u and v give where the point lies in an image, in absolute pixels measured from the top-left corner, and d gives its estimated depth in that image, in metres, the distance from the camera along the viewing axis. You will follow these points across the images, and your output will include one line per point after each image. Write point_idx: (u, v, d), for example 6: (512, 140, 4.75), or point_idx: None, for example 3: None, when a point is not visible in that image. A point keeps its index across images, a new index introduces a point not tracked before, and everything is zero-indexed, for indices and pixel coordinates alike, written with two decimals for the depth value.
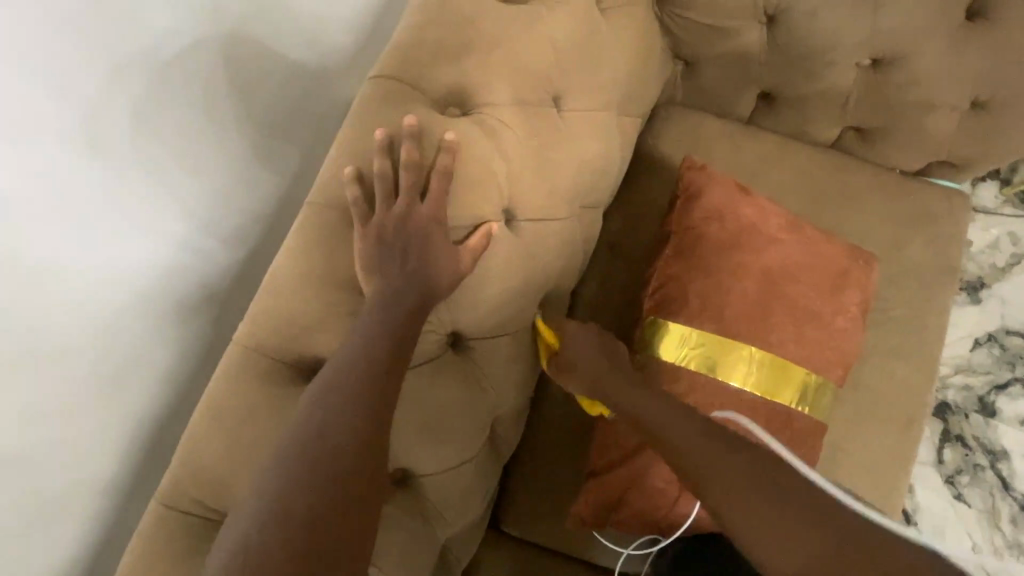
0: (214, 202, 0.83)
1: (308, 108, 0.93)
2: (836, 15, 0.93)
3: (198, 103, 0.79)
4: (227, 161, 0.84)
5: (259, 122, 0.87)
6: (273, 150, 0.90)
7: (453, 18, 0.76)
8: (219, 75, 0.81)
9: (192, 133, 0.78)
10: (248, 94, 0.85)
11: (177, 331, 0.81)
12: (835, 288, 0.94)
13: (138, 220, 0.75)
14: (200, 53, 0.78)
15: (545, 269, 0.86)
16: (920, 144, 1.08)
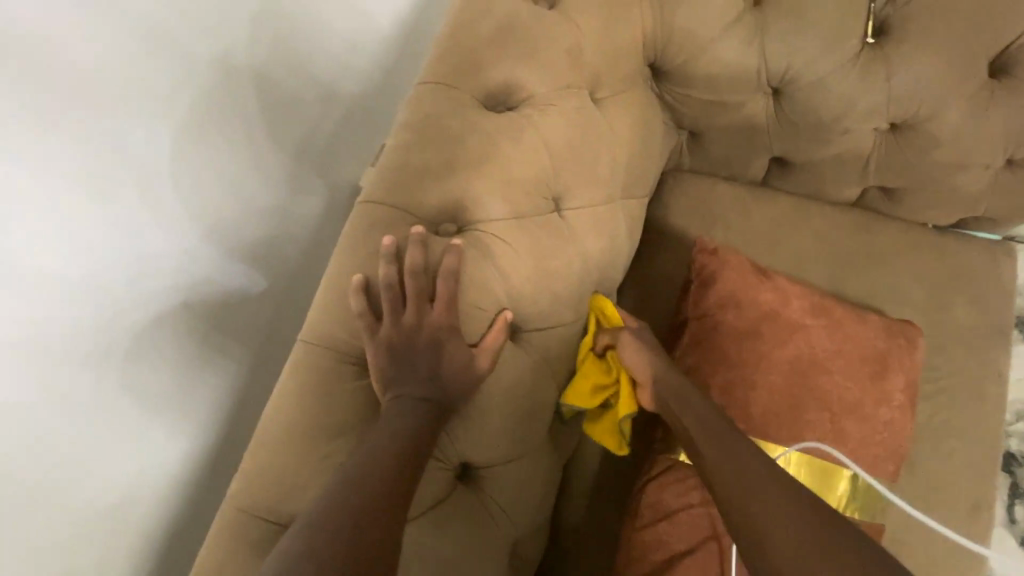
0: (222, 247, 0.89)
1: (310, 158, 1.02)
2: (846, 85, 0.88)
3: (203, 147, 0.84)
4: (225, 253, 0.90)
5: (261, 169, 0.94)
6: (274, 198, 0.97)
7: (441, 134, 0.74)
8: (215, 161, 0.86)
9: (195, 177, 0.84)
10: (246, 186, 0.92)
11: (186, 380, 0.87)
12: (873, 374, 0.86)
13: (150, 262, 0.80)
14: (205, 153, 0.84)
15: (554, 379, 0.81)
16: (952, 202, 1.01)
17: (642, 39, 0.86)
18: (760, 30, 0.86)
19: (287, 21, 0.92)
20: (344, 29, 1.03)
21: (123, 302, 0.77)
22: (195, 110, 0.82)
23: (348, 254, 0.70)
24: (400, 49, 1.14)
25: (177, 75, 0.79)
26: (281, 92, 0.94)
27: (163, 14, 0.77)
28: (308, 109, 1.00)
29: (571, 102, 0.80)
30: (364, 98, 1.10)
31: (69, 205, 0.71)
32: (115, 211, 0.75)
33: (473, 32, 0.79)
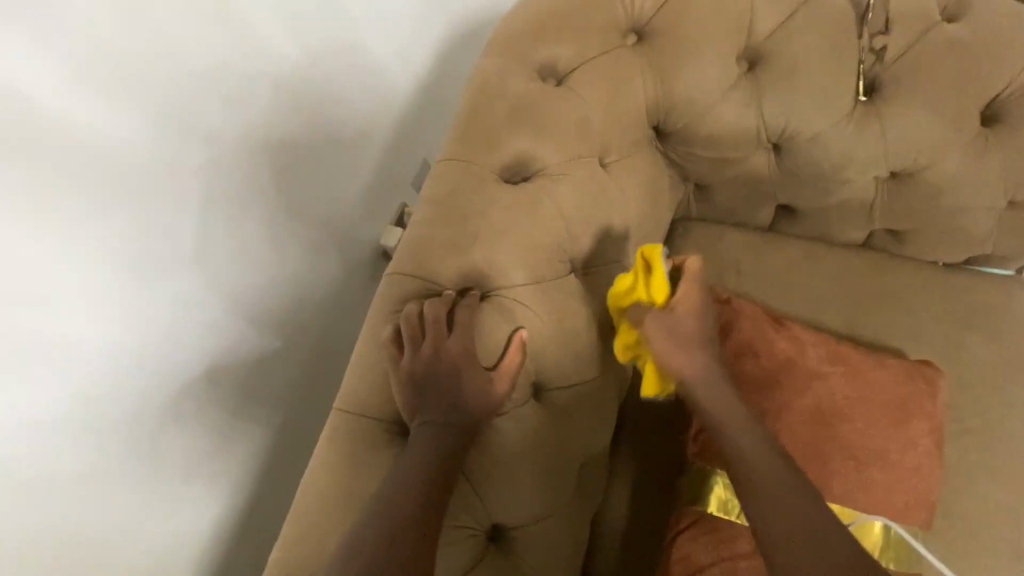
0: (262, 305, 0.96)
1: (340, 215, 1.10)
2: (844, 138, 0.93)
3: (249, 219, 0.91)
4: (254, 317, 0.95)
5: (297, 232, 1.01)
6: (307, 258, 1.04)
7: (461, 207, 0.79)
8: (250, 232, 0.92)
9: (241, 246, 0.91)
10: (278, 254, 0.98)
11: (215, 441, 0.91)
12: (895, 418, 0.88)
13: (202, 328, 0.87)
14: (242, 224, 0.90)
15: (580, 435, 0.83)
16: (959, 242, 1.04)
17: (645, 106, 0.92)
18: (757, 93, 0.92)
19: (325, 98, 1.00)
20: (370, 101, 1.11)
21: (177, 365, 0.84)
22: (243, 188, 0.89)
23: (377, 324, 0.74)
24: (417, 109, 1.23)
25: (228, 159, 0.85)
26: (315, 167, 1.02)
27: (219, 107, 0.82)
28: (337, 181, 1.08)
29: (582, 170, 0.85)
30: (386, 165, 1.19)
31: (134, 287, 0.77)
32: (173, 286, 0.81)
33: (486, 110, 0.85)
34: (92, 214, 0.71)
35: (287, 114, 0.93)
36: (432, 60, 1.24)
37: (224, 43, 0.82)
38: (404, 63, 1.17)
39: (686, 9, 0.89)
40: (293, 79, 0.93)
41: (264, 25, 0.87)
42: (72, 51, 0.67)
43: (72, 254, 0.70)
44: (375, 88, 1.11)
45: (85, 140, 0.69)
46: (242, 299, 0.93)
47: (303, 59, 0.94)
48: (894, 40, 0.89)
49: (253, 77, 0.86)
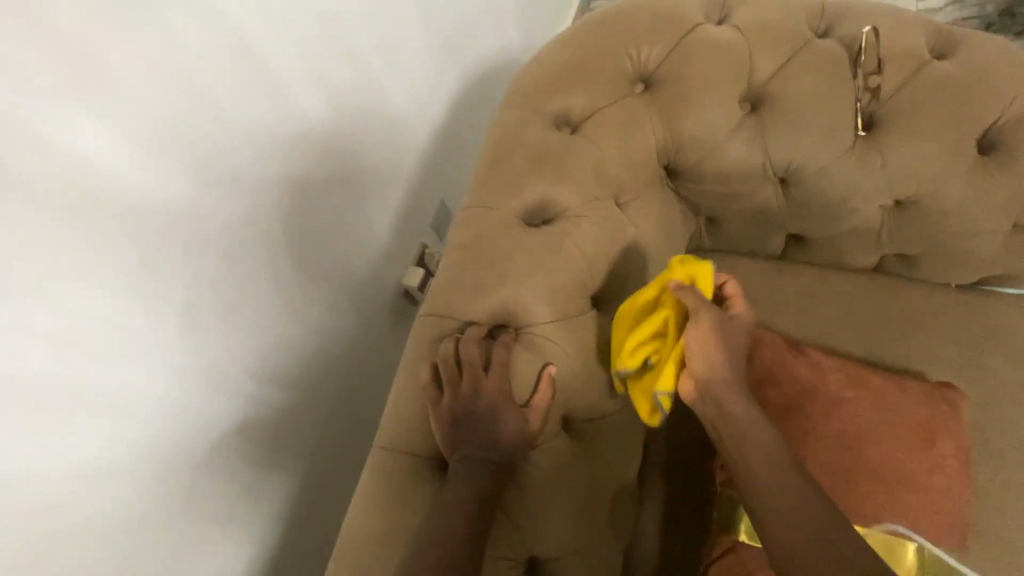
0: (292, 346, 1.03)
1: (364, 259, 1.17)
2: (847, 171, 0.98)
3: (278, 267, 0.97)
4: (284, 358, 1.01)
5: (324, 278, 1.07)
6: (331, 300, 1.10)
7: (488, 250, 0.84)
8: (282, 278, 0.98)
9: (270, 294, 0.96)
10: (308, 296, 1.04)
11: (242, 473, 0.97)
12: (920, 442, 0.89)
13: (229, 371, 0.91)
14: (273, 272, 0.97)
15: (611, 467, 0.85)
16: (969, 264, 1.06)
17: (655, 148, 0.98)
18: (761, 132, 0.97)
19: (348, 153, 1.06)
20: (393, 150, 1.18)
21: (206, 408, 0.88)
22: (272, 239, 0.95)
23: (413, 364, 0.78)
24: (431, 156, 1.31)
25: (259, 213, 0.91)
26: (343, 213, 1.09)
27: (253, 168, 0.88)
28: (364, 225, 1.16)
29: (600, 211, 0.90)
30: (406, 210, 1.27)
31: (172, 338, 0.81)
32: (206, 334, 0.86)
33: (508, 158, 0.91)
34: (139, 274, 0.75)
35: (320, 167, 1.01)
36: (444, 111, 1.32)
37: (262, 109, 0.87)
38: (420, 114, 1.24)
39: (690, 59, 0.95)
40: (320, 137, 1.00)
41: (297, 90, 0.93)
42: (133, 126, 0.71)
43: (120, 314, 0.74)
44: (394, 140, 1.18)
45: (138, 207, 0.74)
46: (267, 343, 0.98)
47: (330, 118, 1.01)
48: (889, 78, 0.95)
49: (284, 138, 0.92)
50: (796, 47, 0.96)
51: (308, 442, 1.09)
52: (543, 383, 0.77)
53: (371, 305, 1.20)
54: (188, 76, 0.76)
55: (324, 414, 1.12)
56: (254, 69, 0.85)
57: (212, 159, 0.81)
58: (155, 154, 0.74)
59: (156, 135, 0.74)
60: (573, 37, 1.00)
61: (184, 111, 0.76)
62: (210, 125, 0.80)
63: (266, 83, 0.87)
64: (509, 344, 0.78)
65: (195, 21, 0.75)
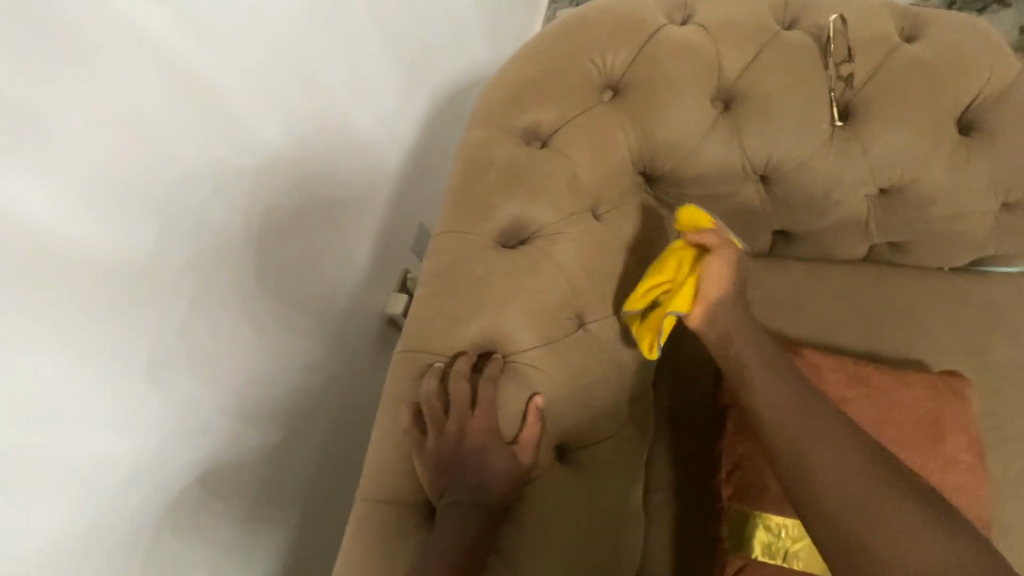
0: (270, 390, 0.98)
1: (344, 289, 1.13)
2: (828, 163, 0.95)
3: (251, 310, 0.92)
4: (261, 404, 0.96)
5: (302, 314, 1.03)
6: (311, 337, 1.06)
7: (463, 278, 0.80)
8: (256, 319, 0.94)
9: (246, 338, 0.92)
10: (285, 336, 1.00)
11: (222, 531, 0.91)
12: (931, 439, 0.85)
13: (209, 422, 0.87)
14: (245, 316, 0.91)
15: (613, 493, 0.80)
16: (961, 248, 1.04)
17: (629, 155, 0.94)
18: (737, 131, 0.94)
19: (316, 182, 1.02)
20: (365, 174, 1.14)
21: (186, 464, 0.84)
22: (245, 278, 0.90)
23: (393, 405, 0.73)
24: (405, 176, 1.27)
25: (229, 254, 0.86)
26: (317, 245, 1.05)
27: (219, 208, 0.83)
28: (341, 254, 1.11)
29: (577, 227, 0.87)
30: (385, 234, 1.23)
31: (144, 397, 0.76)
32: (182, 387, 0.81)
33: (476, 179, 0.87)
34: (104, 333, 0.70)
35: (287, 198, 0.96)
36: (414, 129, 1.28)
37: (217, 143, 0.82)
38: (389, 135, 1.20)
39: (656, 62, 0.92)
40: (286, 168, 0.95)
41: (258, 123, 0.88)
42: (82, 177, 0.66)
43: (83, 379, 0.69)
44: (364, 164, 1.14)
45: (84, 259, 0.67)
46: (247, 387, 0.93)
47: (294, 148, 0.96)
48: (860, 66, 0.93)
49: (250, 175, 0.88)
50: (763, 42, 0.93)
51: (299, 487, 1.05)
52: (532, 417, 0.73)
53: (353, 337, 1.15)
54: (136, 119, 0.71)
55: (311, 458, 1.07)
56: (211, 107, 0.80)
57: (171, 204, 0.76)
58: (109, 204, 0.69)
59: (108, 184, 0.69)
60: (534, 48, 0.97)
61: (136, 156, 0.71)
62: (165, 168, 0.75)
63: (225, 120, 0.83)
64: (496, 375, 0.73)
65: (141, 62, 0.71)
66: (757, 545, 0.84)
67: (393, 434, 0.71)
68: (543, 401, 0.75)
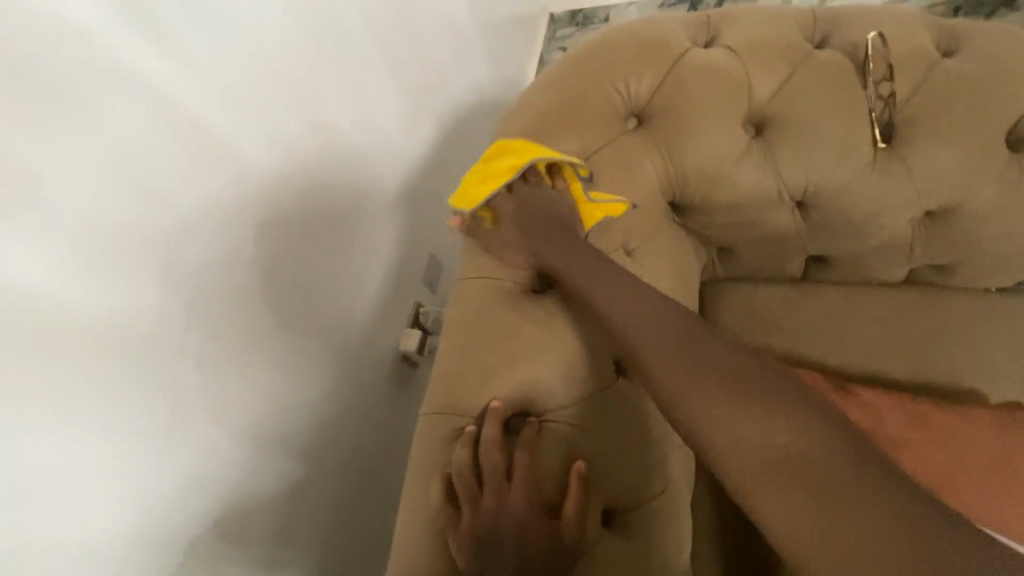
0: (283, 446, 0.91)
1: (355, 330, 1.07)
2: (870, 186, 0.89)
3: (261, 362, 0.86)
4: (273, 462, 0.90)
5: (313, 359, 0.97)
6: (324, 388, 0.99)
7: (491, 328, 0.74)
8: (265, 372, 0.87)
9: (259, 393, 0.86)
10: (297, 385, 0.93)
11: None
12: (1008, 484, 0.77)
13: (217, 486, 0.80)
14: (253, 368, 0.84)
15: (665, 564, 0.72)
16: (1011, 267, 0.98)
17: (657, 185, 0.89)
18: (771, 156, 0.89)
19: (323, 220, 0.97)
20: (373, 204, 1.09)
21: (196, 536, 0.77)
22: (250, 326, 0.83)
23: (423, 475, 0.67)
24: (412, 207, 1.22)
25: (233, 302, 0.80)
26: (329, 284, 1.00)
27: (220, 256, 0.77)
28: (353, 292, 1.06)
29: None
30: (395, 267, 1.18)
31: (144, 467, 0.69)
32: (188, 453, 0.75)
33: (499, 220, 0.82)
34: (105, 403, 0.64)
35: (295, 238, 0.91)
36: (418, 158, 1.23)
37: (218, 185, 0.76)
38: (395, 167, 1.15)
39: (684, 87, 0.87)
40: (291, 209, 0.90)
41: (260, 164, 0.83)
42: (77, 237, 0.60)
43: (84, 458, 0.62)
44: (372, 196, 1.09)
45: (78, 323, 0.61)
46: (258, 445, 0.86)
47: (300, 187, 0.91)
48: (900, 84, 0.88)
49: (251, 218, 0.82)
50: (795, 62, 0.89)
51: (314, 547, 0.98)
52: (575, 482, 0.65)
53: (369, 381, 1.09)
54: (134, 169, 0.65)
55: (326, 514, 1.01)
56: (210, 151, 0.75)
57: (170, 257, 0.70)
58: (106, 263, 0.63)
59: (104, 241, 0.63)
60: (552, 77, 0.92)
61: (134, 209, 0.65)
62: (164, 219, 0.69)
63: (226, 164, 0.77)
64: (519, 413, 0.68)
65: (138, 109, 0.65)
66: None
67: (424, 508, 0.65)
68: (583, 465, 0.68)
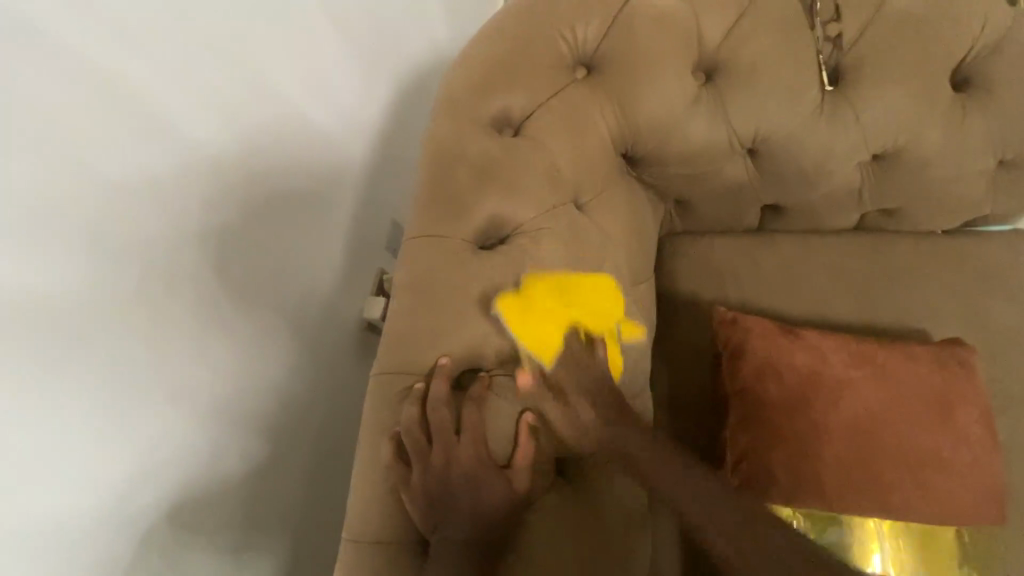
0: (242, 419, 0.89)
1: (315, 300, 1.03)
2: (819, 131, 0.89)
3: (215, 335, 0.82)
4: (231, 437, 0.87)
5: (268, 330, 0.93)
6: (284, 361, 0.96)
7: (439, 288, 0.73)
8: (215, 344, 0.83)
9: (214, 365, 0.82)
10: (250, 355, 0.90)
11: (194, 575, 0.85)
12: (943, 417, 0.80)
13: (176, 464, 0.78)
14: (201, 339, 0.80)
15: (619, 509, 0.75)
16: (956, 208, 1.00)
17: (609, 137, 0.87)
18: (721, 103, 0.88)
19: (274, 183, 0.91)
20: (327, 164, 1.03)
21: (157, 512, 0.76)
22: (199, 302, 0.79)
23: (371, 436, 0.66)
24: (372, 173, 1.17)
25: (179, 277, 0.75)
26: (283, 251, 0.95)
27: (161, 229, 0.72)
28: (309, 261, 1.02)
29: (559, 221, 0.80)
30: (356, 232, 1.13)
31: (87, 445, 0.66)
32: (140, 431, 0.72)
33: (446, 176, 0.79)
34: (35, 379, 0.60)
35: (244, 201, 0.86)
36: (375, 121, 1.16)
37: (150, 146, 0.70)
38: (349, 131, 1.09)
39: (632, 33, 0.85)
40: (239, 177, 0.84)
41: (199, 128, 0.76)
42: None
43: (20, 437, 0.60)
44: (325, 158, 1.02)
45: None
46: (216, 422, 0.84)
47: (247, 151, 0.85)
48: (849, 23, 0.86)
49: (194, 188, 0.76)
50: (744, 5, 0.86)
51: (280, 515, 0.98)
52: (525, 435, 0.67)
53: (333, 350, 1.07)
54: (49, 135, 0.60)
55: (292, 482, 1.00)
56: (138, 113, 0.69)
57: (99, 229, 0.65)
58: (27, 235, 0.58)
59: (22, 212, 0.58)
60: (497, 26, 0.88)
61: (51, 179, 0.60)
62: (89, 191, 0.64)
63: (159, 128, 0.71)
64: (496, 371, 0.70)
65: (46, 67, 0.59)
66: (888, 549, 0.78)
67: (374, 468, 0.65)
68: (533, 419, 0.69)
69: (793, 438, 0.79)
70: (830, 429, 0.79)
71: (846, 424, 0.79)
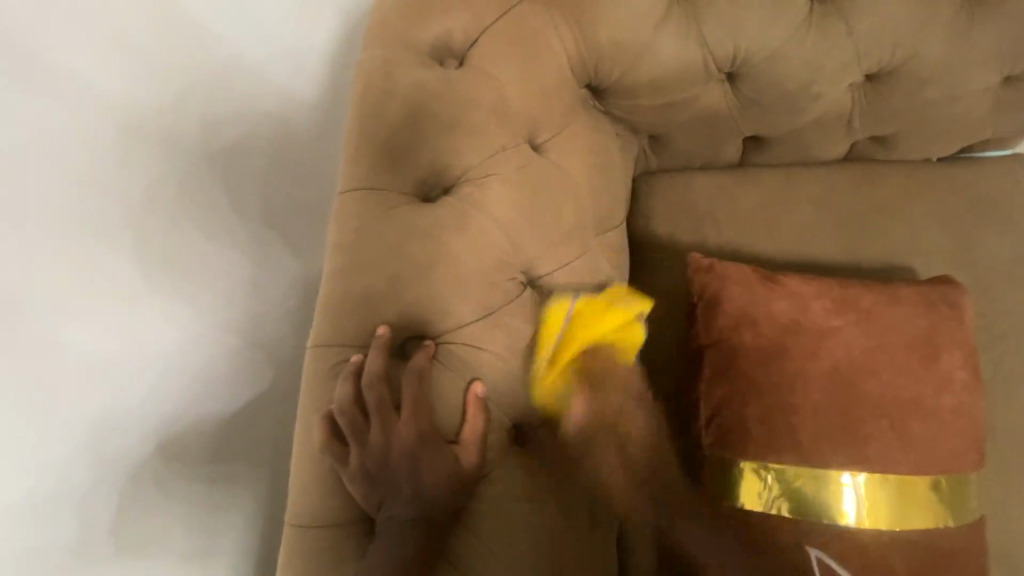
0: (210, 372, 0.77)
1: (278, 247, 0.84)
2: (807, 48, 0.79)
3: (159, 277, 0.70)
4: (203, 387, 0.77)
5: (227, 277, 0.78)
6: (255, 321, 0.82)
7: (373, 247, 0.64)
8: (162, 284, 0.70)
9: (161, 310, 0.71)
10: (210, 298, 0.76)
11: None
12: (927, 362, 0.75)
13: (132, 446, 0.70)
14: (143, 274, 0.68)
15: None
16: (953, 133, 0.92)
17: (569, 64, 0.76)
18: (696, 19, 0.77)
19: (203, 97, 0.73)
20: (273, 76, 0.82)
21: (130, 476, 0.71)
22: (131, 269, 0.67)
23: (305, 415, 0.60)
24: (343, 111, 0.90)
25: (96, 241, 0.64)
26: (231, 183, 0.77)
27: (59, 181, 0.62)
28: (267, 198, 0.82)
29: (511, 166, 0.71)
30: (331, 160, 0.90)
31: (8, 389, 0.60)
32: (76, 409, 0.65)
33: (378, 117, 0.68)
34: None
35: (169, 112, 0.70)
36: (346, 45, 0.89)
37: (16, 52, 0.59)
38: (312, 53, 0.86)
39: None
40: (159, 118, 0.69)
41: (94, 65, 0.64)
42: None
43: None
44: (270, 65, 0.81)
45: None
46: (175, 408, 0.74)
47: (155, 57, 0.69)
48: None
49: (95, 133, 0.64)
50: None
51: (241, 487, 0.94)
52: (472, 406, 0.62)
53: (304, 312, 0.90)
54: None
55: None
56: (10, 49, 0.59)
57: None
58: None
59: None
60: None
61: None
62: None
63: (38, 68, 0.61)
64: (442, 337, 0.64)
65: None
66: (884, 508, 0.72)
67: (311, 447, 0.60)
68: (482, 387, 0.64)
69: (769, 389, 0.74)
70: (808, 380, 0.74)
71: (825, 373, 0.74)
